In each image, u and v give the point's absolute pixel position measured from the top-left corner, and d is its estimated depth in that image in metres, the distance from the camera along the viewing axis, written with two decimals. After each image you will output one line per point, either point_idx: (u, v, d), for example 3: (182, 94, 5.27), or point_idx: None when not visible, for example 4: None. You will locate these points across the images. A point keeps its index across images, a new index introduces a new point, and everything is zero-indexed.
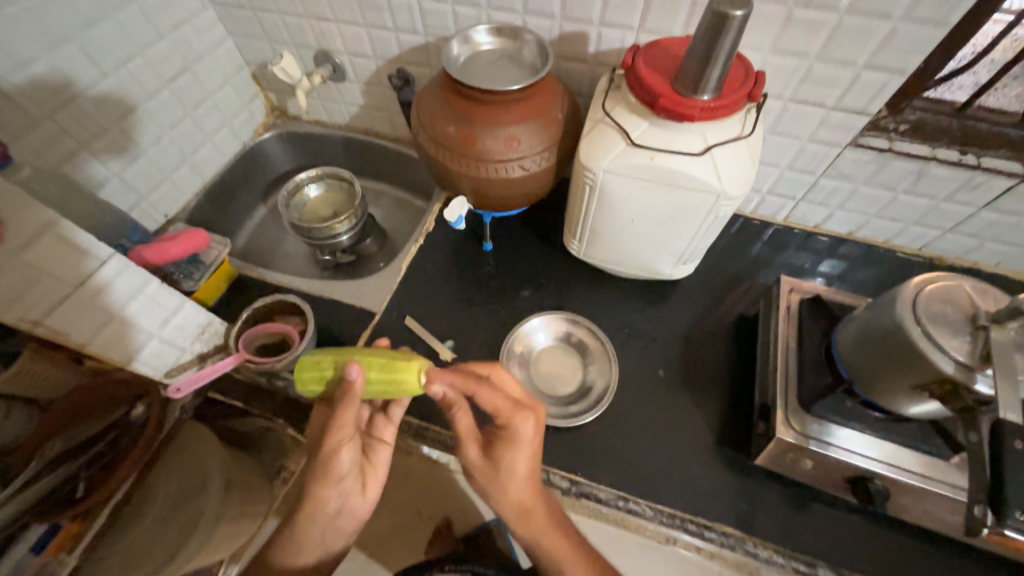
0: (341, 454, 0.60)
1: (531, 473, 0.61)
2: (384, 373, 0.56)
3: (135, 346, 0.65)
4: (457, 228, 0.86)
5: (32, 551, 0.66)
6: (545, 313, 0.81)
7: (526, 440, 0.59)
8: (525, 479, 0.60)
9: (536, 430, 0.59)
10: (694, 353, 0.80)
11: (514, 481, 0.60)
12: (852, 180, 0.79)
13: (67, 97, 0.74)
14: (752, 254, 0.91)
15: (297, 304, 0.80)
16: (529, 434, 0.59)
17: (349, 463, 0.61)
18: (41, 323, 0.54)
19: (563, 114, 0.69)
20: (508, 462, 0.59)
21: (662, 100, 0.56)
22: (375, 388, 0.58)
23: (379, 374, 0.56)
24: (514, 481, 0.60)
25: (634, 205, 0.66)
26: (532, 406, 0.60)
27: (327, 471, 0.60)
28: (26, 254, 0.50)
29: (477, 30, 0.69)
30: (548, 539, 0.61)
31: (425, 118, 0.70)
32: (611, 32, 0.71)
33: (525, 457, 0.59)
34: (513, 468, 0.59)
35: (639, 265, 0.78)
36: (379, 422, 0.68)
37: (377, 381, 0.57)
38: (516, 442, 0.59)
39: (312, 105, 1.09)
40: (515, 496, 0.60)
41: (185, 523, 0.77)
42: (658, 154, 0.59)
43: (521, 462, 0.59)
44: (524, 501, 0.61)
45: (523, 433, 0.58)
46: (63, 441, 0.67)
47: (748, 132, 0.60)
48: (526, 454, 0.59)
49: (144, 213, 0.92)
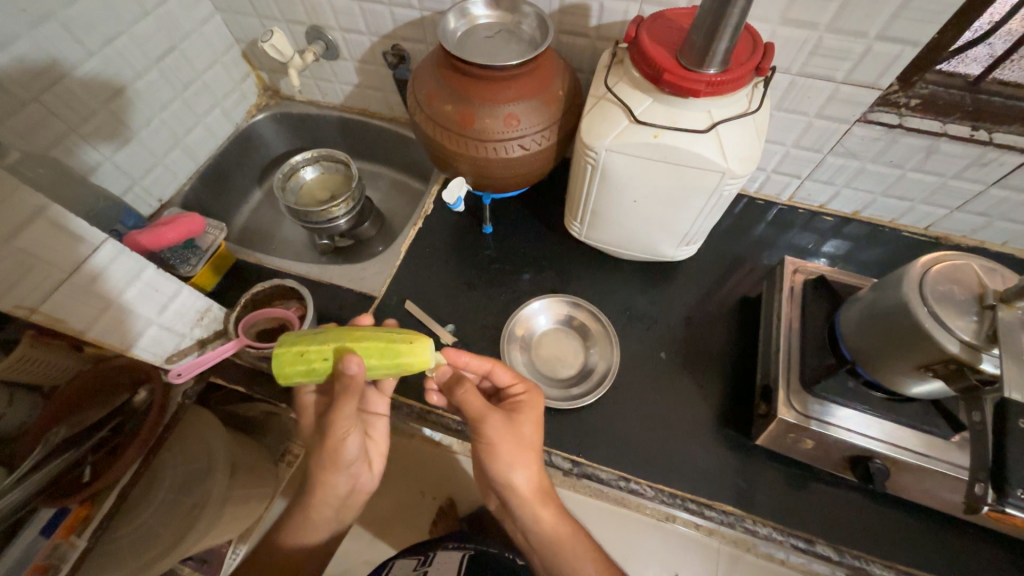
0: (347, 444, 0.60)
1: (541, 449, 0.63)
2: (386, 359, 0.55)
3: (134, 333, 0.64)
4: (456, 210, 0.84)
5: (42, 532, 0.65)
6: (545, 296, 0.80)
7: (540, 411, 0.63)
8: (539, 455, 0.62)
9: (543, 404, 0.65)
10: (695, 334, 0.79)
11: (535, 455, 0.61)
12: (860, 157, 0.78)
13: (52, 77, 0.72)
14: (755, 235, 0.89)
15: (296, 289, 0.79)
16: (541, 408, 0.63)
17: (354, 450, 0.61)
18: (36, 310, 0.53)
19: (564, 90, 0.67)
20: (529, 435, 0.61)
21: (666, 75, 0.54)
22: (376, 372, 0.57)
23: (379, 360, 0.55)
24: (535, 455, 0.61)
25: (636, 185, 0.64)
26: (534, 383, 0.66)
27: (335, 460, 0.60)
28: (18, 239, 0.49)
29: (474, 2, 0.66)
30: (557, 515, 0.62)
31: (422, 96, 0.67)
32: (613, 4, 0.69)
33: (536, 429, 0.61)
34: (529, 439, 0.61)
35: (642, 247, 0.77)
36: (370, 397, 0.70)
37: (379, 367, 0.56)
38: (534, 408, 0.62)
39: (305, 85, 1.06)
40: (536, 472, 0.61)
41: (194, 505, 0.82)
42: (662, 131, 0.57)
43: (535, 433, 0.61)
44: (540, 477, 0.62)
45: (539, 405, 0.63)
46: (68, 426, 0.68)
47: (755, 107, 0.58)
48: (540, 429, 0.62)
49: (138, 197, 0.90)
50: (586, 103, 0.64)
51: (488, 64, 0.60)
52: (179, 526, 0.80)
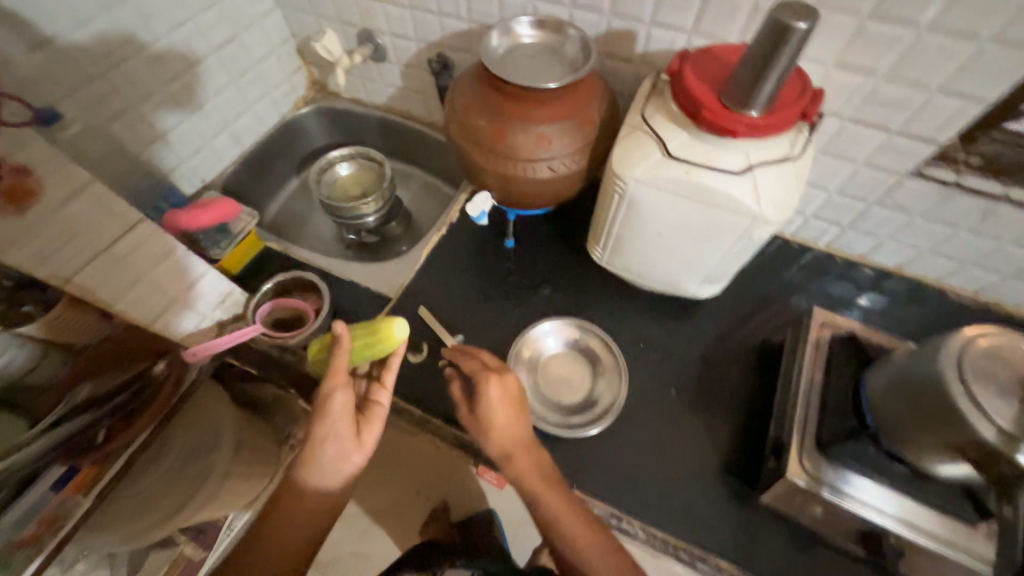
0: (334, 397, 0.61)
1: (516, 424, 0.63)
2: (366, 326, 0.63)
3: (159, 308, 0.66)
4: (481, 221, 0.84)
5: (53, 487, 0.67)
6: (556, 318, 0.79)
7: (512, 391, 0.64)
8: (508, 428, 0.62)
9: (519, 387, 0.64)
10: (709, 375, 0.76)
11: (500, 428, 0.62)
12: (907, 211, 0.73)
13: (118, 57, 0.76)
14: (786, 278, 0.86)
15: (315, 282, 0.81)
16: (514, 389, 0.64)
17: (339, 404, 0.62)
18: (70, 281, 0.55)
19: (600, 115, 0.66)
20: (493, 410, 0.62)
21: (705, 111, 0.52)
22: (358, 344, 0.63)
23: (362, 328, 0.63)
24: (499, 428, 0.62)
25: (662, 219, 0.62)
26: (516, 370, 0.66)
27: (322, 409, 0.61)
28: (63, 214, 0.51)
29: (521, 20, 0.66)
30: (548, 493, 0.60)
31: (458, 107, 0.68)
32: (661, 32, 0.68)
33: (510, 407, 0.63)
34: (497, 416, 0.62)
35: (663, 280, 0.75)
36: (373, 387, 0.68)
37: (360, 335, 0.63)
38: (503, 387, 0.63)
39: (351, 82, 1.09)
40: (503, 440, 0.62)
41: (198, 474, 0.86)
42: (695, 169, 0.56)
43: (505, 411, 0.63)
44: (510, 445, 0.62)
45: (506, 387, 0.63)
46: (91, 386, 0.70)
47: (797, 153, 0.55)
48: (508, 407, 0.63)
49: (183, 176, 0.94)
50: (621, 129, 0.62)
51: (524, 85, 0.60)
52: (182, 493, 0.84)
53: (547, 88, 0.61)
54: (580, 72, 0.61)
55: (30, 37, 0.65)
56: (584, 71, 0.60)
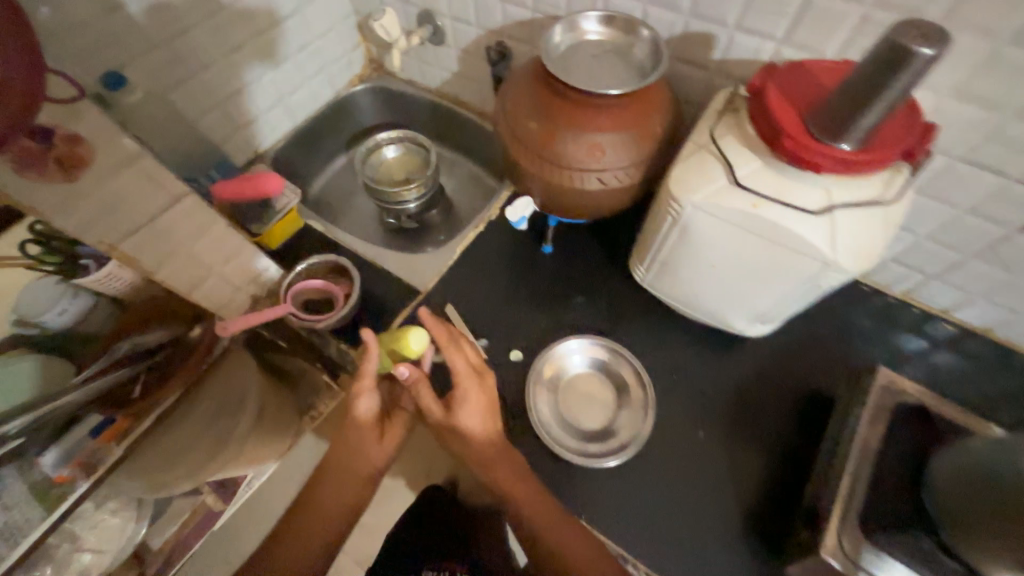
0: (360, 403, 0.65)
1: (490, 431, 0.63)
2: (389, 338, 0.68)
3: (198, 277, 0.68)
4: (520, 224, 0.81)
5: (89, 433, 0.73)
6: (585, 337, 0.75)
7: (478, 403, 0.62)
8: (485, 436, 0.63)
9: (487, 397, 0.63)
10: (745, 421, 0.70)
11: (473, 436, 0.62)
12: (1012, 270, 0.63)
13: (185, 24, 0.77)
14: (849, 324, 0.77)
15: (347, 267, 0.81)
16: (478, 400, 0.62)
17: (364, 411, 0.66)
18: (116, 247, 0.57)
19: (662, 127, 0.60)
20: (463, 420, 0.62)
21: (787, 140, 0.46)
22: (384, 356, 0.67)
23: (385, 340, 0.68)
24: (472, 438, 0.62)
25: (717, 251, 0.56)
26: (483, 376, 0.64)
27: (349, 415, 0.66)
28: (113, 183, 0.52)
29: (587, 16, 0.61)
30: (532, 507, 0.61)
31: (509, 106, 0.64)
32: (744, 39, 0.60)
33: (481, 417, 0.63)
34: (469, 425, 0.62)
35: (707, 313, 0.69)
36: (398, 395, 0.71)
37: (385, 346, 0.68)
38: (468, 400, 0.62)
39: (407, 64, 1.07)
40: (479, 450, 0.63)
41: (217, 437, 0.84)
42: (764, 203, 0.49)
43: (477, 420, 0.62)
44: (486, 455, 0.63)
45: (471, 399, 0.62)
46: (131, 344, 0.77)
47: (891, 196, 0.48)
48: (477, 418, 0.62)
49: (237, 146, 0.96)
50: (684, 146, 0.56)
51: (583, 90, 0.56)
52: (209, 445, 0.83)
53: (607, 95, 0.56)
54: (647, 81, 0.55)
55: (105, 1, 0.67)
56: (651, 80, 0.55)
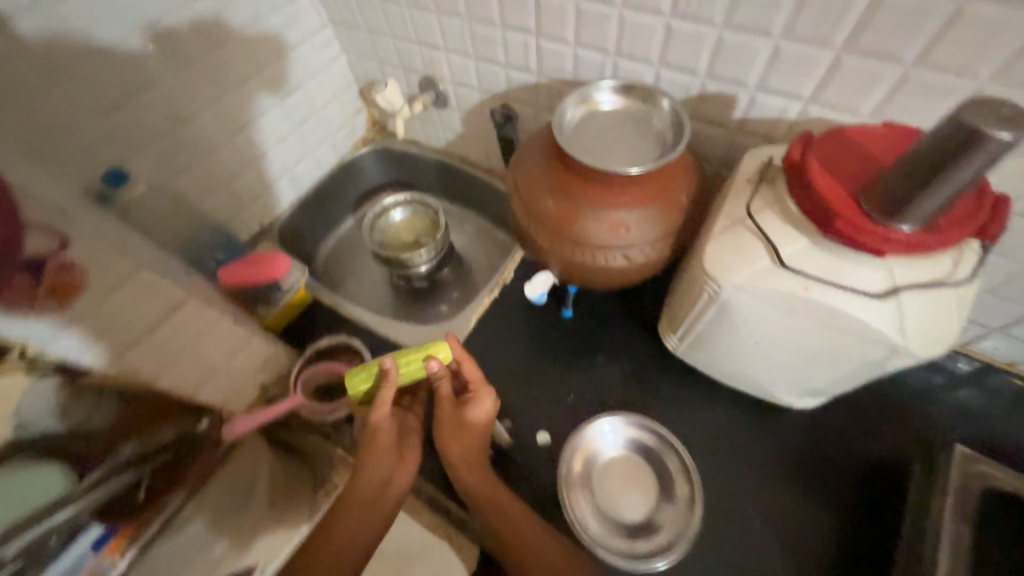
0: (382, 425, 0.62)
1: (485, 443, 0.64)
2: (415, 352, 0.62)
3: (199, 379, 0.64)
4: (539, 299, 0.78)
5: (93, 547, 0.51)
6: (615, 414, 0.69)
7: (490, 411, 0.63)
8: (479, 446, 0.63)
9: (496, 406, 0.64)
10: (805, 505, 0.63)
11: (473, 441, 0.62)
12: None
13: (187, 112, 0.77)
14: (907, 383, 0.70)
15: (359, 349, 0.78)
16: (489, 411, 0.63)
17: (386, 433, 0.62)
18: (112, 363, 0.53)
19: (688, 196, 0.56)
20: (472, 420, 0.62)
21: (838, 221, 0.42)
22: (409, 370, 0.62)
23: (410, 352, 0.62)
24: (473, 442, 0.62)
25: (763, 331, 0.51)
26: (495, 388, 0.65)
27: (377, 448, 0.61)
28: (111, 300, 0.49)
29: (599, 87, 0.58)
30: (517, 525, 0.58)
31: (522, 182, 0.61)
32: (767, 99, 0.57)
33: (486, 424, 0.63)
34: (475, 430, 0.62)
35: (751, 384, 0.63)
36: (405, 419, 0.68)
37: (411, 360, 0.62)
38: (482, 402, 0.62)
39: (411, 126, 1.06)
40: (469, 458, 0.62)
41: (247, 525, 0.70)
42: (815, 286, 0.44)
43: (483, 428, 0.63)
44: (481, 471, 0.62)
45: (485, 404, 0.62)
46: (133, 443, 0.57)
47: (960, 273, 0.43)
48: (483, 428, 0.63)
49: (243, 222, 0.94)
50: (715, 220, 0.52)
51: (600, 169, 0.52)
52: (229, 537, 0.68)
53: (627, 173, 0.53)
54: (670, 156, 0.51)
55: (106, 100, 0.67)
56: (674, 155, 0.51)
